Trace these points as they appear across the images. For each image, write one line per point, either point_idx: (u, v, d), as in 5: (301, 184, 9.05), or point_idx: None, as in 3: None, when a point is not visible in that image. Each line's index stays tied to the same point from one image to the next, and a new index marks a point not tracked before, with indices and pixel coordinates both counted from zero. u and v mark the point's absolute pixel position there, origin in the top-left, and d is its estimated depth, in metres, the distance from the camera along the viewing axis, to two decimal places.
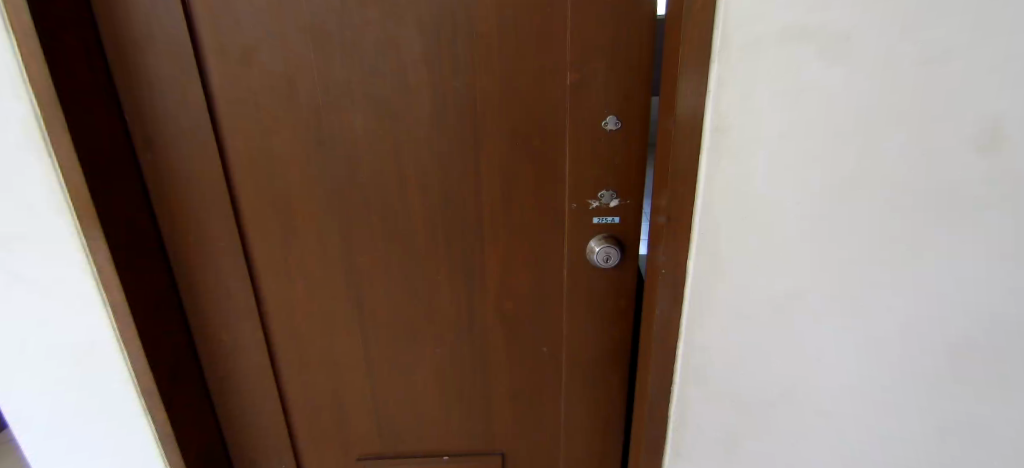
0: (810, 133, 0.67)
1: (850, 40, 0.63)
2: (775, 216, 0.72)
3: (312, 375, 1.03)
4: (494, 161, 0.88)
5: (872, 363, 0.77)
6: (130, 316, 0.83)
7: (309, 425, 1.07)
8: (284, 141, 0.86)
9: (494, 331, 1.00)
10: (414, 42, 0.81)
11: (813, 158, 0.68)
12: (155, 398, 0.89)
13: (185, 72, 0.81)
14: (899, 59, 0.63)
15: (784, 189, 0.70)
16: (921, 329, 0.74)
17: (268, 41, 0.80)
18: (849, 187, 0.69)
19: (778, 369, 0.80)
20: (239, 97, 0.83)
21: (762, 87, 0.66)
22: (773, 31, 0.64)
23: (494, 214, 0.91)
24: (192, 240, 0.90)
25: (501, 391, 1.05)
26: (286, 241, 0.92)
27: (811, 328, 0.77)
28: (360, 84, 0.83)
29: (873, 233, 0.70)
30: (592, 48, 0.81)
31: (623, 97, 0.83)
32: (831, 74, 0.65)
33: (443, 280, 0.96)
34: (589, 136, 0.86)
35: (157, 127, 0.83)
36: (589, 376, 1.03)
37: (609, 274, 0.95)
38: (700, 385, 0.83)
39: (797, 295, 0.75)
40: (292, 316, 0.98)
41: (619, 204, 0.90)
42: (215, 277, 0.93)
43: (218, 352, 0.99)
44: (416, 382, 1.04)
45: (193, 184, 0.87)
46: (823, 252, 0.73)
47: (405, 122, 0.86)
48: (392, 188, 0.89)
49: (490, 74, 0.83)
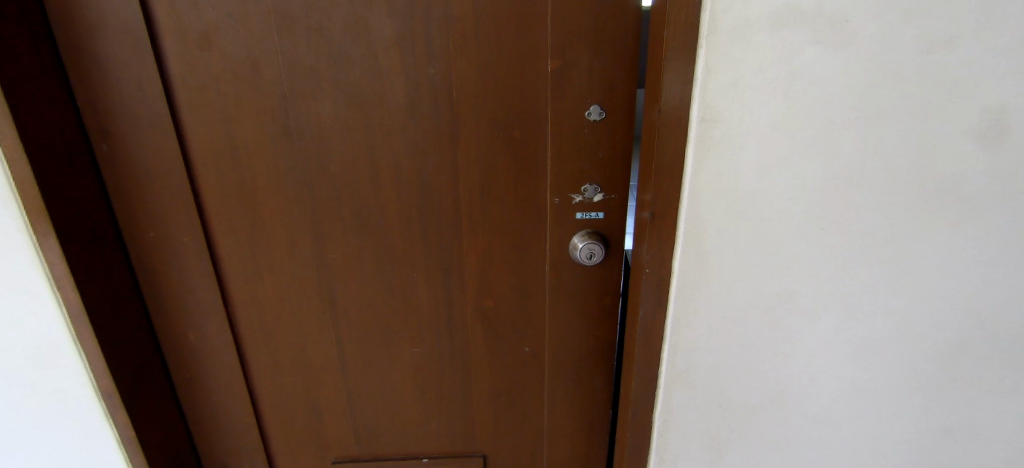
0: (804, 124, 0.63)
1: (847, 24, 0.59)
2: (764, 212, 0.67)
3: (284, 375, 0.98)
4: (471, 152, 0.83)
5: (862, 367, 0.73)
6: (85, 313, 0.79)
7: (282, 427, 1.03)
8: (247, 132, 0.81)
9: (474, 331, 0.96)
10: (384, 25, 0.76)
11: (806, 150, 0.64)
12: (115, 398, 0.85)
13: (139, 56, 0.76)
14: (899, 45, 0.59)
15: (774, 183, 0.66)
16: (917, 332, 0.69)
17: (228, 25, 0.75)
18: (844, 182, 0.64)
19: (768, 371, 0.76)
20: (198, 83, 0.78)
21: (752, 74, 0.62)
22: (764, 13, 0.59)
23: (471, 208, 0.87)
24: (153, 235, 0.85)
25: (481, 391, 1.01)
26: (251, 236, 0.87)
27: (803, 331, 0.73)
28: (327, 71, 0.78)
29: (869, 229, 0.66)
30: (575, 33, 0.76)
31: (606, 87, 0.79)
32: (826, 59, 0.60)
33: (419, 277, 0.91)
34: (572, 127, 0.81)
35: (112, 117, 0.78)
36: (573, 378, 1.00)
37: (593, 272, 0.91)
38: (686, 388, 0.79)
39: (787, 295, 0.71)
40: (261, 315, 0.93)
41: (602, 199, 0.85)
42: (179, 275, 0.88)
43: (185, 353, 0.94)
44: (393, 382, 1.00)
45: (152, 176, 0.82)
46: (815, 250, 0.68)
47: (377, 113, 0.81)
48: (363, 182, 0.85)
49: (467, 60, 0.78)
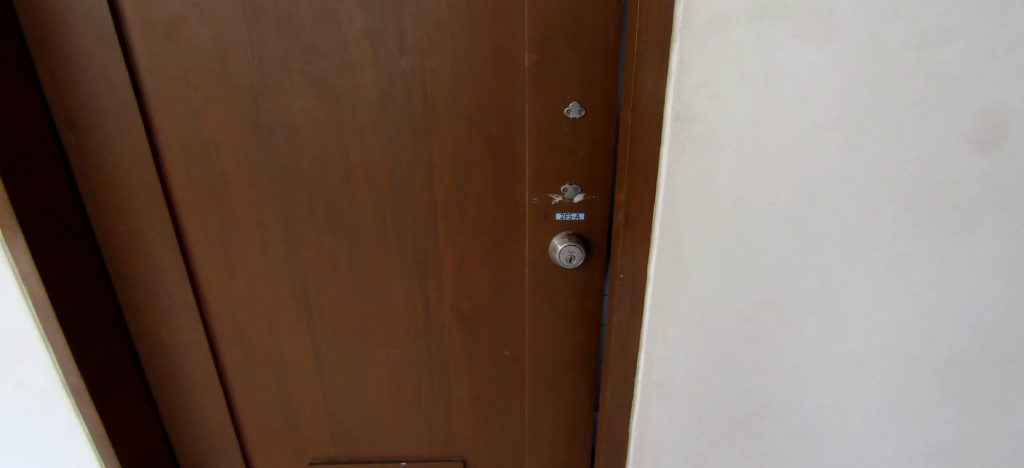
0: (785, 123, 0.59)
1: (831, 17, 0.55)
2: (743, 217, 0.64)
3: (259, 374, 0.96)
4: (446, 149, 0.81)
5: (849, 381, 0.69)
6: (51, 308, 0.78)
7: (258, 426, 1.01)
8: (216, 126, 0.79)
9: (452, 333, 0.93)
10: (355, 17, 0.74)
11: (788, 151, 0.60)
12: (85, 394, 0.84)
13: (106, 47, 0.74)
14: (887, 40, 0.56)
15: (755, 187, 0.62)
16: (908, 346, 0.65)
17: (196, 15, 0.74)
18: (828, 186, 0.61)
19: (750, 385, 0.72)
20: (166, 75, 0.76)
21: (730, 70, 0.58)
22: (742, 4, 0.56)
23: (447, 206, 0.84)
24: (123, 231, 0.84)
25: (460, 395, 0.98)
26: (223, 232, 0.86)
27: (786, 343, 0.69)
28: (298, 65, 0.76)
29: (856, 237, 0.62)
30: (552, 26, 0.73)
31: (586, 83, 0.75)
32: (808, 55, 0.57)
33: (395, 277, 0.89)
34: (550, 125, 0.78)
35: (79, 109, 0.77)
36: (555, 384, 0.96)
37: (573, 275, 0.88)
38: (663, 400, 0.75)
39: (768, 305, 0.67)
40: (234, 312, 0.91)
41: (583, 200, 0.82)
42: (151, 271, 0.87)
43: (158, 351, 0.92)
44: (370, 385, 0.98)
45: (120, 170, 0.80)
46: (798, 258, 0.64)
47: (350, 109, 0.78)
48: (336, 178, 0.82)
49: (441, 53, 0.76)
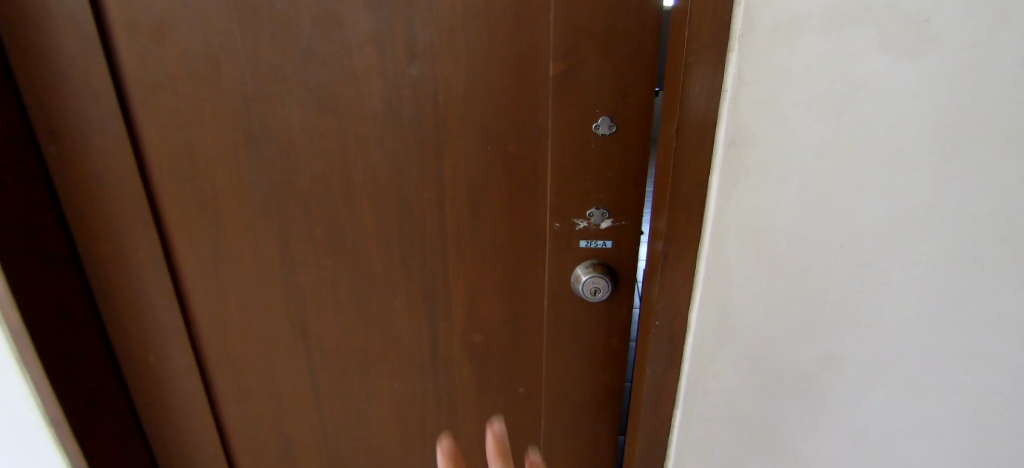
0: (863, 152, 0.50)
1: (927, 24, 0.46)
2: (806, 260, 0.54)
3: (252, 404, 0.89)
4: (459, 167, 0.72)
5: (921, 456, 0.59)
6: (27, 336, 0.72)
7: (251, 459, 0.94)
8: (207, 138, 0.72)
9: (461, 366, 0.85)
10: (360, 19, 0.66)
11: (865, 185, 0.51)
12: (64, 427, 0.77)
13: (88, 51, 0.67)
14: (998, 53, 0.45)
15: (822, 225, 0.53)
16: (1001, 417, 0.55)
17: (185, 16, 0.67)
18: (911, 227, 0.51)
19: (804, 450, 0.62)
20: (155, 83, 0.70)
21: (798, 88, 0.49)
22: (816, 9, 0.47)
23: (459, 230, 0.76)
24: (108, 249, 0.77)
25: (470, 433, 0.90)
26: (216, 252, 0.79)
27: (850, 406, 0.59)
28: (296, 72, 0.69)
29: (944, 288, 0.52)
30: (581, 32, 0.64)
31: (618, 96, 0.67)
32: (896, 70, 0.47)
33: (400, 306, 0.81)
34: (576, 142, 0.69)
35: (60, 118, 0.70)
36: (574, 425, 0.87)
37: (597, 308, 0.79)
38: (701, 460, 0.66)
39: (832, 362, 0.57)
40: (226, 338, 0.84)
41: (610, 226, 0.73)
42: (138, 293, 0.80)
43: (146, 377, 0.86)
44: (372, 420, 0.90)
45: (105, 185, 0.73)
46: (870, 309, 0.54)
47: (353, 121, 0.71)
48: (337, 197, 0.75)
49: (454, 61, 0.67)
